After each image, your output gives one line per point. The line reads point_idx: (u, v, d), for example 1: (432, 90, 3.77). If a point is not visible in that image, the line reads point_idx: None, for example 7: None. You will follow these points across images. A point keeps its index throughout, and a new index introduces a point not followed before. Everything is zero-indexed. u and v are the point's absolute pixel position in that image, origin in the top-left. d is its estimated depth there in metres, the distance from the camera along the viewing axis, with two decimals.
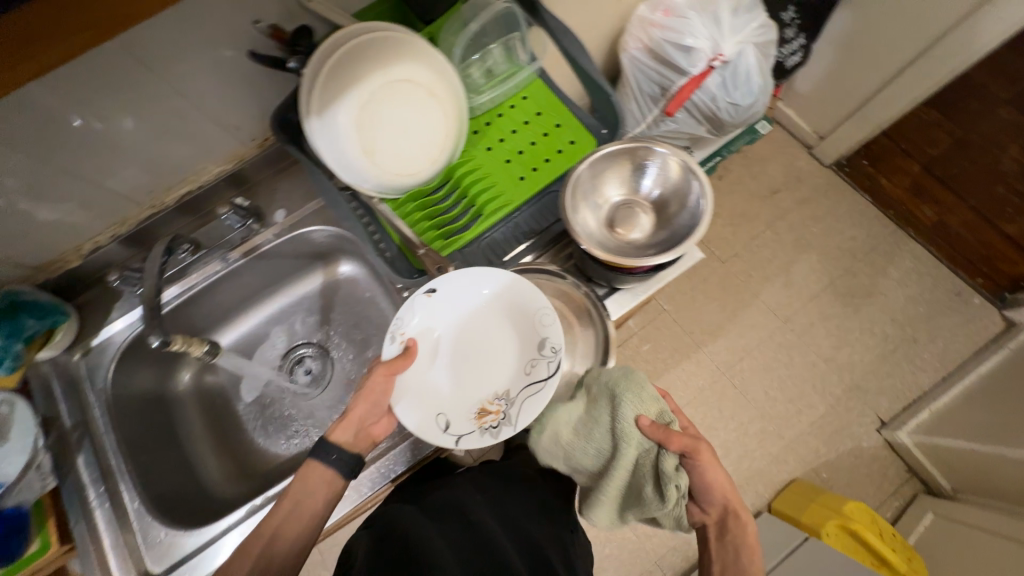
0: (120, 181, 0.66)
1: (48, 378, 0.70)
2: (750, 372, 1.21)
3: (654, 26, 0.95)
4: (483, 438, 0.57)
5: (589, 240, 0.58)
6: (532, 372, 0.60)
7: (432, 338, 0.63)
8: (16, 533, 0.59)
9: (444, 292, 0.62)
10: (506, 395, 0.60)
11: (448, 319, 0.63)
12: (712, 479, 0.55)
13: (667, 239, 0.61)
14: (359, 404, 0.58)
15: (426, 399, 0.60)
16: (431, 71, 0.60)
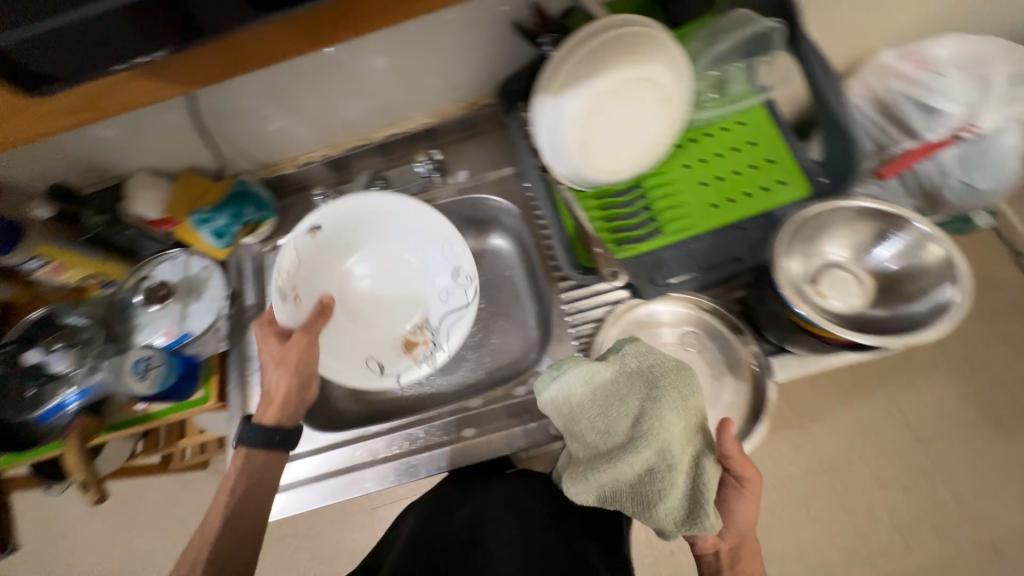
0: (347, 110, 0.74)
1: (241, 258, 0.81)
2: (857, 482, 1.06)
3: (896, 74, 0.85)
4: (420, 367, 0.69)
5: (792, 287, 0.52)
6: (449, 299, 0.73)
7: (317, 271, 0.72)
8: (188, 379, 0.72)
9: (330, 228, 0.72)
10: (427, 324, 0.73)
11: (329, 253, 0.73)
12: (739, 511, 0.53)
13: (885, 320, 0.54)
14: (284, 373, 0.63)
15: (347, 356, 0.70)
16: (673, 74, 0.57)
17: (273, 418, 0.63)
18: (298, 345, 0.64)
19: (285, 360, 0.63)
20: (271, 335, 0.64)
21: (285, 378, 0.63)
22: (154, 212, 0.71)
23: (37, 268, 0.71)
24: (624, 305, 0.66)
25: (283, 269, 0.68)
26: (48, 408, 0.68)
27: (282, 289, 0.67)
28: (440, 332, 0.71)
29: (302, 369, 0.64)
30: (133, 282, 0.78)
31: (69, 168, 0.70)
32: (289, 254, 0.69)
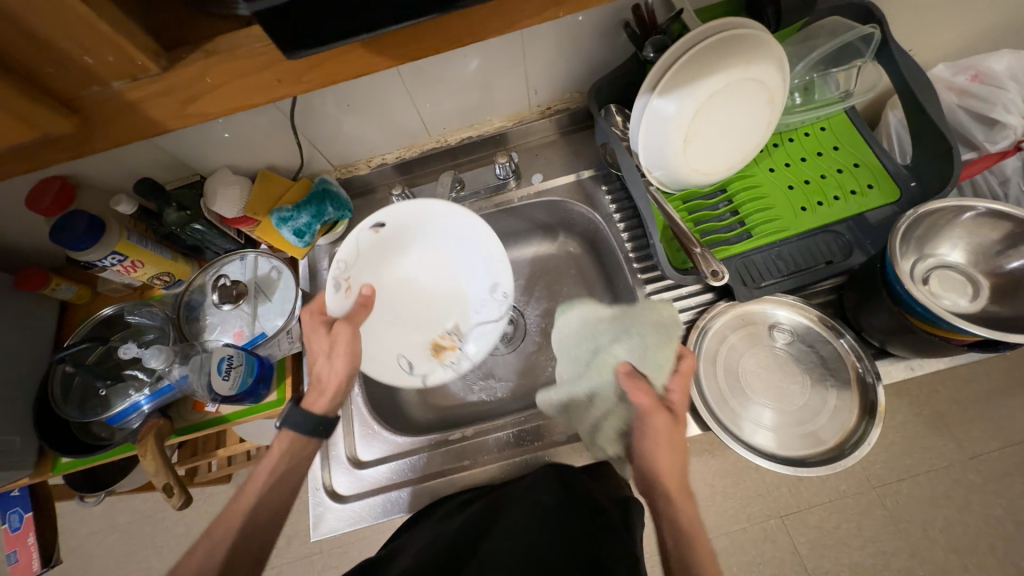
0: (430, 113, 0.74)
1: (315, 259, 0.80)
2: (905, 496, 0.91)
3: (952, 88, 0.86)
4: (445, 372, 0.68)
5: (898, 278, 0.54)
6: (483, 310, 0.71)
7: (373, 264, 0.69)
8: (263, 381, 0.69)
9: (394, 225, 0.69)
10: (456, 329, 0.70)
11: (389, 247, 0.70)
12: (659, 458, 0.53)
13: (1011, 317, 0.52)
14: (343, 365, 0.59)
15: (376, 350, 0.67)
16: (778, 77, 0.58)
17: (323, 409, 0.59)
18: (343, 336, 0.60)
19: (339, 350, 0.60)
20: (319, 326, 0.62)
21: (340, 372, 0.60)
22: (234, 210, 0.70)
23: (112, 265, 0.69)
24: (721, 305, 0.66)
25: (341, 260, 0.66)
26: (118, 410, 0.65)
27: (336, 278, 0.65)
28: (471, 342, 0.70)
29: (351, 358, 0.60)
30: (202, 282, 0.76)
31: (151, 164, 0.69)
32: (350, 245, 0.67)
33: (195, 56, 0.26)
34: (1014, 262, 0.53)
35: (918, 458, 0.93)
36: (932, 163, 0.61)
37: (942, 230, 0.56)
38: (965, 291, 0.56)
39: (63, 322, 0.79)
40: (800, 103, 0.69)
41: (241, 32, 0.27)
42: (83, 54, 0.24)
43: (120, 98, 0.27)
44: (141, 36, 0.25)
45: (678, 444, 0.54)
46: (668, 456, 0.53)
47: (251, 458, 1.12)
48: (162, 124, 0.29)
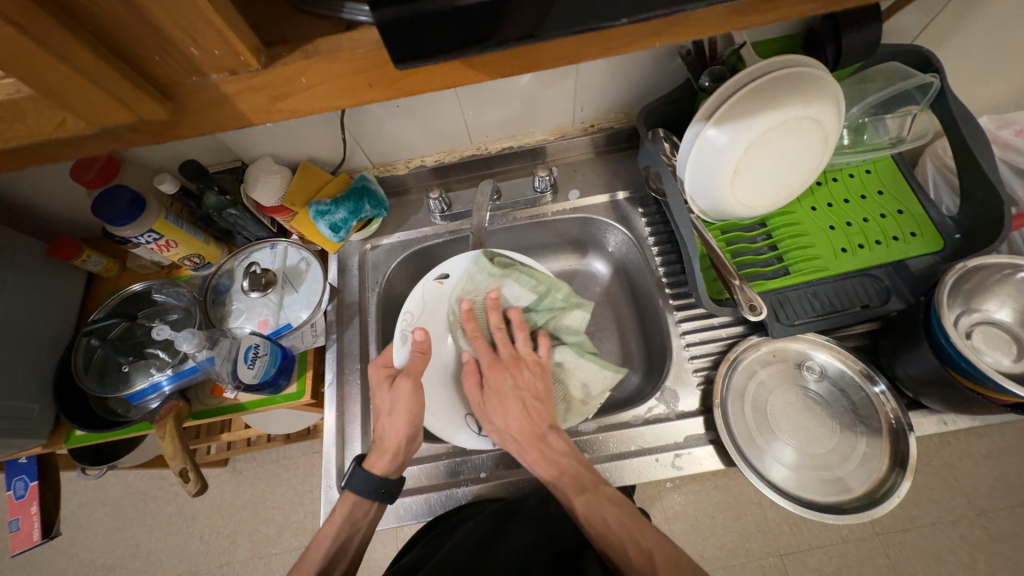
0: (474, 121, 0.74)
1: (346, 254, 0.80)
2: (910, 549, 0.88)
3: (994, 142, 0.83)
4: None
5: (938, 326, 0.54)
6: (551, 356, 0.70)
7: (438, 318, 0.72)
8: (284, 372, 0.69)
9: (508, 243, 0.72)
10: None
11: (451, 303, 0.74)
12: (505, 411, 0.59)
13: None
14: (401, 425, 0.59)
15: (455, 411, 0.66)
16: (834, 118, 0.58)
17: (382, 470, 0.59)
18: (403, 393, 0.59)
19: (396, 408, 0.60)
20: (383, 380, 0.62)
21: (398, 433, 0.59)
22: (272, 199, 0.70)
23: (147, 243, 0.69)
24: (753, 339, 0.65)
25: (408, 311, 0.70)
26: (137, 389, 0.64)
27: (403, 331, 0.67)
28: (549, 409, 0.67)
29: (408, 419, 0.59)
30: (231, 266, 0.76)
31: (196, 147, 0.69)
32: (416, 297, 0.71)
33: (295, 55, 0.26)
34: None
35: (924, 509, 0.89)
36: (980, 216, 0.61)
37: (991, 287, 0.57)
38: (1010, 350, 0.57)
39: (90, 293, 0.79)
40: (848, 144, 0.69)
41: (342, 36, 0.27)
42: (192, 46, 0.24)
43: (216, 91, 0.27)
44: (246, 31, 0.25)
45: (533, 414, 0.59)
46: (518, 422, 0.59)
47: (252, 445, 1.10)
48: (248, 118, 0.29)
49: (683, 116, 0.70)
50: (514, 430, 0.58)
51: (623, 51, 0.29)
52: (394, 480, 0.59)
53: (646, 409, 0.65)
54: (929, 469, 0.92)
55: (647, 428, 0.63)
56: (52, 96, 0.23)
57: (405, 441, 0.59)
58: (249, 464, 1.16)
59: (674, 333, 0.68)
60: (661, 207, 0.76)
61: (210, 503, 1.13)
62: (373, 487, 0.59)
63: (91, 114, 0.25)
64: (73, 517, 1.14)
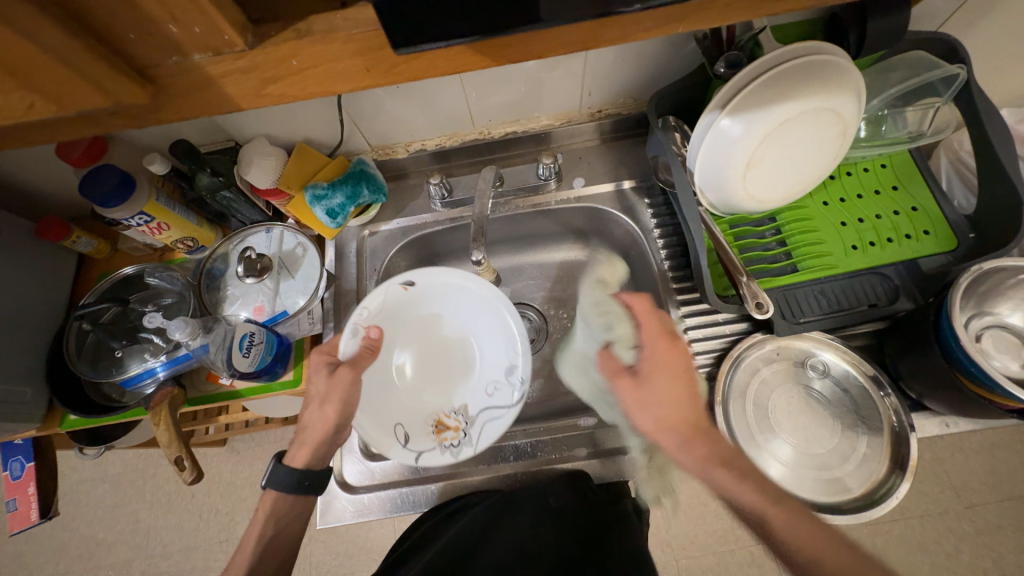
0: (478, 104, 0.71)
1: (343, 240, 0.79)
2: (897, 540, 0.88)
3: (1013, 137, 0.80)
4: (444, 456, 0.58)
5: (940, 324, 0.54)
6: (494, 394, 0.62)
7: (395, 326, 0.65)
8: (280, 360, 0.68)
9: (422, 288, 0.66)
10: (463, 412, 0.62)
11: (410, 309, 0.66)
12: (640, 411, 0.53)
13: None
14: (330, 413, 0.58)
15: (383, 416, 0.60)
16: (855, 109, 0.55)
17: (303, 461, 0.58)
18: (343, 384, 0.59)
19: (331, 397, 0.59)
20: (321, 367, 0.60)
21: (325, 422, 0.58)
22: (268, 182, 0.68)
23: (137, 225, 0.67)
24: (757, 337, 0.64)
25: (365, 307, 0.64)
26: (132, 374, 0.64)
27: (355, 323, 0.63)
28: (475, 424, 0.60)
29: (340, 410, 0.59)
30: (225, 250, 0.74)
31: (187, 125, 0.66)
32: (377, 296, 0.64)
33: (287, 35, 0.24)
34: None
35: (914, 501, 0.89)
36: (998, 216, 0.58)
37: (1005, 291, 0.56)
38: (1018, 354, 0.56)
39: (82, 275, 0.77)
40: (866, 136, 0.66)
41: (338, 15, 0.25)
42: (171, 24, 0.22)
43: (199, 73, 0.25)
44: (231, 7, 0.23)
45: (668, 415, 0.52)
46: (661, 416, 0.52)
47: (250, 426, 1.10)
48: (235, 103, 0.27)
49: (695, 103, 0.67)
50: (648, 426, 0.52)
51: (641, 38, 0.27)
52: (318, 468, 0.58)
53: None
54: (922, 463, 0.91)
55: None
56: (16, 78, 0.21)
57: (334, 429, 0.58)
58: (247, 444, 1.16)
59: (677, 327, 0.67)
60: (668, 198, 0.74)
61: (209, 482, 1.14)
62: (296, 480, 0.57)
63: (62, 96, 0.23)
64: (73, 492, 1.15)
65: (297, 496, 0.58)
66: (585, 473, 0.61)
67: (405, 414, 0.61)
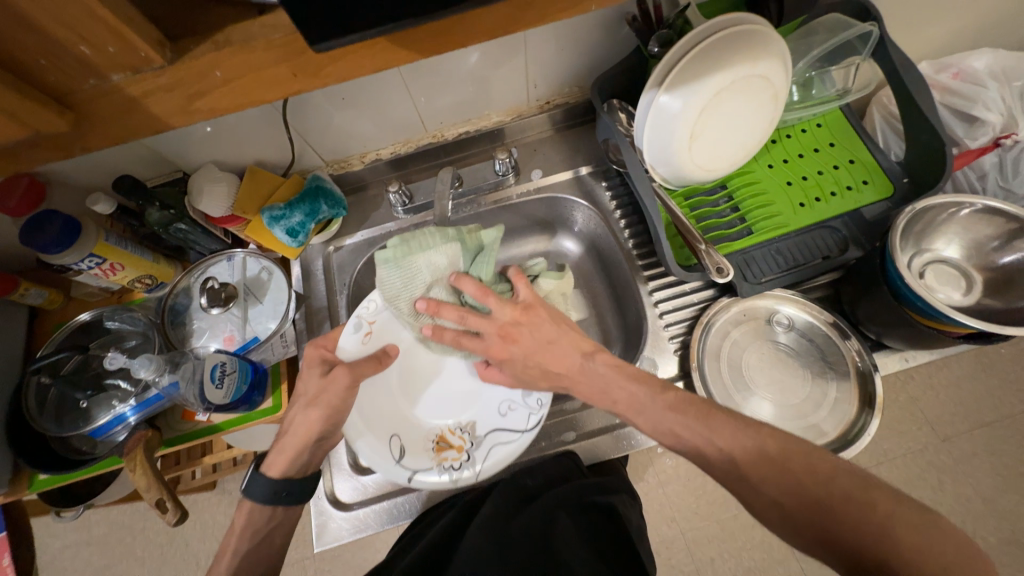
0: (426, 108, 0.71)
1: (309, 258, 0.78)
2: (885, 480, 0.91)
3: (934, 86, 0.85)
4: (441, 477, 0.58)
5: (883, 267, 0.57)
6: (507, 415, 0.62)
7: (400, 321, 0.67)
8: (257, 388, 0.66)
9: None
10: (471, 433, 0.62)
11: None
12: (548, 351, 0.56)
13: (1003, 309, 0.57)
14: (318, 417, 0.56)
15: (377, 420, 0.61)
16: (784, 72, 0.58)
17: (281, 471, 0.55)
18: (336, 387, 0.57)
19: (319, 400, 0.57)
20: (316, 365, 0.59)
21: (310, 425, 0.56)
22: (221, 210, 0.66)
23: (88, 268, 0.65)
24: (723, 301, 0.67)
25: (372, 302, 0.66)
26: (101, 423, 0.61)
27: (359, 319, 0.65)
28: (481, 447, 0.60)
29: (327, 414, 0.56)
30: (187, 284, 0.72)
31: (130, 159, 0.64)
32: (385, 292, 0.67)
33: (206, 48, 0.24)
34: (1007, 257, 0.57)
35: (895, 441, 0.93)
36: (926, 159, 0.62)
37: (938, 227, 0.60)
38: (959, 285, 0.60)
39: (35, 328, 0.74)
40: (797, 99, 0.70)
41: (257, 23, 0.25)
42: (82, 46, 0.22)
43: (120, 94, 0.25)
44: (144, 25, 0.23)
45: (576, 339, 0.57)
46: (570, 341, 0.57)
47: (239, 464, 1.07)
48: (165, 123, 0.27)
49: (637, 84, 0.69)
50: (565, 367, 0.56)
51: (560, 17, 0.28)
52: (299, 477, 0.55)
53: None
54: (897, 404, 0.95)
55: None
56: None
57: (318, 435, 0.56)
58: (238, 483, 1.12)
59: (648, 302, 0.69)
60: (624, 178, 0.76)
61: (202, 526, 1.10)
62: (273, 490, 0.54)
63: None
64: (56, 561, 1.08)
65: (275, 507, 0.55)
66: (575, 453, 0.62)
67: (411, 436, 0.62)
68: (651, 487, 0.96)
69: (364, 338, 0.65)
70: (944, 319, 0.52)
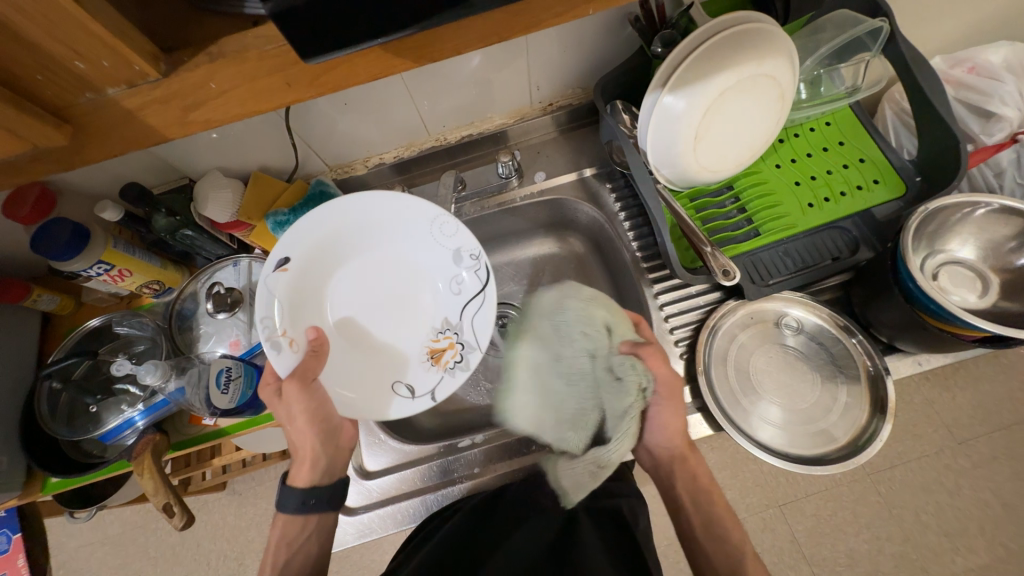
0: (429, 111, 0.71)
1: None
2: (900, 485, 0.89)
3: (948, 81, 0.83)
4: (455, 376, 0.60)
5: (897, 267, 0.55)
6: (460, 287, 0.63)
7: (310, 303, 0.62)
8: None
9: (305, 259, 0.61)
10: (449, 324, 0.63)
11: (313, 284, 0.62)
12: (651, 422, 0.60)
13: (1019, 312, 0.55)
14: (304, 429, 0.57)
15: (367, 386, 0.60)
16: (790, 71, 0.57)
17: (307, 482, 0.57)
18: (292, 399, 0.56)
19: (296, 416, 0.56)
20: (274, 396, 0.57)
21: (308, 438, 0.57)
22: (226, 215, 0.67)
23: (97, 275, 0.65)
24: (731, 303, 0.65)
25: (265, 318, 0.59)
26: (111, 427, 0.63)
27: (271, 338, 0.58)
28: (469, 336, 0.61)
29: (310, 419, 0.57)
30: (194, 289, 0.73)
31: (136, 167, 0.65)
32: (265, 300, 0.58)
33: (199, 60, 0.24)
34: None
35: (910, 445, 0.91)
36: (939, 159, 0.61)
37: (953, 227, 0.59)
38: (974, 287, 0.58)
39: (47, 335, 0.75)
40: (806, 98, 0.68)
41: (250, 33, 0.25)
42: (76, 61, 0.22)
43: (116, 107, 0.25)
44: (137, 38, 0.23)
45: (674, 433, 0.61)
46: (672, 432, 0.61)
47: (246, 466, 1.07)
48: (161, 134, 0.27)
49: (640, 85, 0.68)
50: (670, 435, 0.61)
51: (558, 21, 0.28)
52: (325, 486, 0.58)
53: None
54: (912, 407, 0.93)
55: None
56: None
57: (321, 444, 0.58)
58: (247, 485, 1.13)
59: (652, 304, 0.68)
60: (628, 180, 0.75)
61: (212, 527, 1.11)
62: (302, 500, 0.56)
63: None
64: (71, 560, 1.10)
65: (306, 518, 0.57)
66: None
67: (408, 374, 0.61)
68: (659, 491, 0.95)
69: (291, 346, 0.59)
70: (957, 321, 0.51)
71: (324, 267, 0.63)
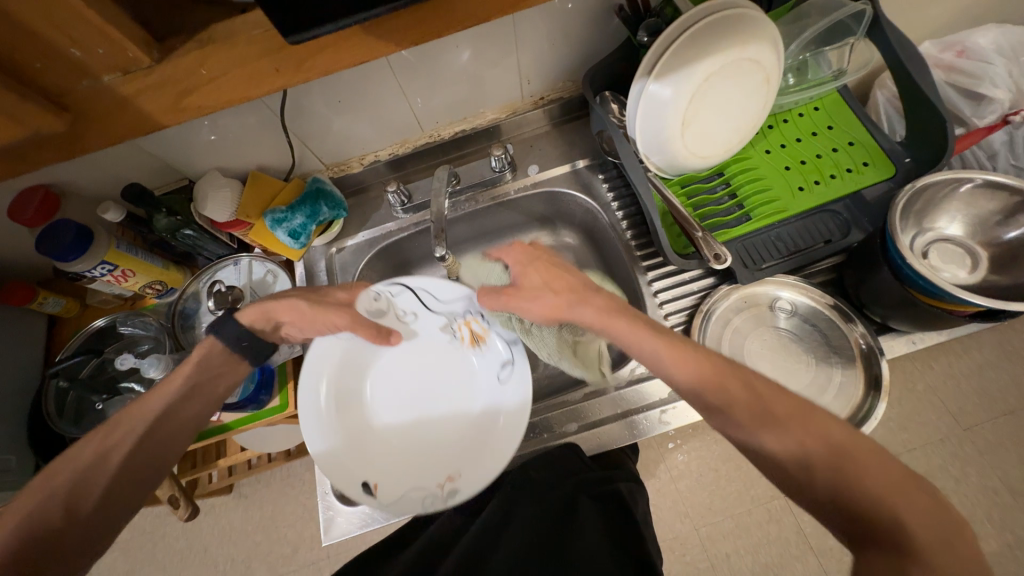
0: (421, 107, 0.72)
1: (311, 259, 0.79)
2: None
3: (937, 65, 0.83)
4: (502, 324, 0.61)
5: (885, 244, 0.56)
6: (405, 310, 0.64)
7: (401, 458, 0.59)
8: (264, 387, 0.67)
9: (364, 467, 0.57)
10: (449, 326, 0.64)
11: (377, 444, 0.59)
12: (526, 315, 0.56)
13: (1009, 285, 0.55)
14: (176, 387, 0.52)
15: (496, 417, 0.59)
16: (775, 55, 0.58)
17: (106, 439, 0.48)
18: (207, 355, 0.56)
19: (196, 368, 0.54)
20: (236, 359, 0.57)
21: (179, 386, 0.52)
22: (225, 214, 0.68)
23: (101, 275, 0.67)
24: (725, 288, 0.66)
25: (421, 498, 0.56)
26: None
27: (446, 493, 0.56)
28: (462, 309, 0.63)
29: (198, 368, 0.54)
30: (196, 289, 0.74)
31: (137, 168, 0.67)
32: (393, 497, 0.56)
33: (191, 46, 0.26)
34: (1012, 231, 0.56)
35: (913, 432, 0.91)
36: (926, 138, 0.61)
37: (940, 204, 0.59)
38: (964, 263, 0.59)
39: (54, 337, 0.76)
40: (793, 84, 0.69)
41: (238, 19, 0.26)
42: (73, 48, 0.23)
43: (112, 94, 0.26)
44: (131, 27, 0.25)
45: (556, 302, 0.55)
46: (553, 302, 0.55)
47: (253, 468, 1.08)
48: (155, 121, 0.28)
49: (629, 76, 0.69)
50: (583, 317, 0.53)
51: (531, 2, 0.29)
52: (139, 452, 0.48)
53: (629, 369, 0.65)
54: (915, 394, 0.93)
55: (635, 387, 0.64)
56: None
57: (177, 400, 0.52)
58: (254, 487, 1.14)
59: (647, 291, 0.69)
60: (621, 170, 0.76)
61: (221, 531, 1.12)
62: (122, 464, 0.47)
63: None
64: None
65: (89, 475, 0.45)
66: (577, 444, 0.62)
67: (490, 372, 0.61)
68: (664, 484, 0.95)
69: (451, 478, 0.57)
70: (947, 296, 0.51)
71: (365, 427, 0.60)
